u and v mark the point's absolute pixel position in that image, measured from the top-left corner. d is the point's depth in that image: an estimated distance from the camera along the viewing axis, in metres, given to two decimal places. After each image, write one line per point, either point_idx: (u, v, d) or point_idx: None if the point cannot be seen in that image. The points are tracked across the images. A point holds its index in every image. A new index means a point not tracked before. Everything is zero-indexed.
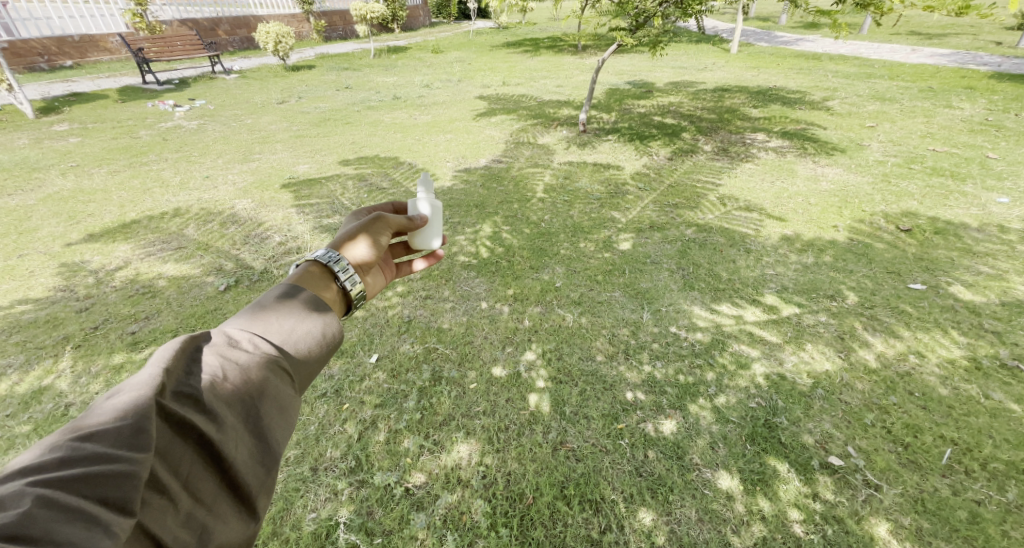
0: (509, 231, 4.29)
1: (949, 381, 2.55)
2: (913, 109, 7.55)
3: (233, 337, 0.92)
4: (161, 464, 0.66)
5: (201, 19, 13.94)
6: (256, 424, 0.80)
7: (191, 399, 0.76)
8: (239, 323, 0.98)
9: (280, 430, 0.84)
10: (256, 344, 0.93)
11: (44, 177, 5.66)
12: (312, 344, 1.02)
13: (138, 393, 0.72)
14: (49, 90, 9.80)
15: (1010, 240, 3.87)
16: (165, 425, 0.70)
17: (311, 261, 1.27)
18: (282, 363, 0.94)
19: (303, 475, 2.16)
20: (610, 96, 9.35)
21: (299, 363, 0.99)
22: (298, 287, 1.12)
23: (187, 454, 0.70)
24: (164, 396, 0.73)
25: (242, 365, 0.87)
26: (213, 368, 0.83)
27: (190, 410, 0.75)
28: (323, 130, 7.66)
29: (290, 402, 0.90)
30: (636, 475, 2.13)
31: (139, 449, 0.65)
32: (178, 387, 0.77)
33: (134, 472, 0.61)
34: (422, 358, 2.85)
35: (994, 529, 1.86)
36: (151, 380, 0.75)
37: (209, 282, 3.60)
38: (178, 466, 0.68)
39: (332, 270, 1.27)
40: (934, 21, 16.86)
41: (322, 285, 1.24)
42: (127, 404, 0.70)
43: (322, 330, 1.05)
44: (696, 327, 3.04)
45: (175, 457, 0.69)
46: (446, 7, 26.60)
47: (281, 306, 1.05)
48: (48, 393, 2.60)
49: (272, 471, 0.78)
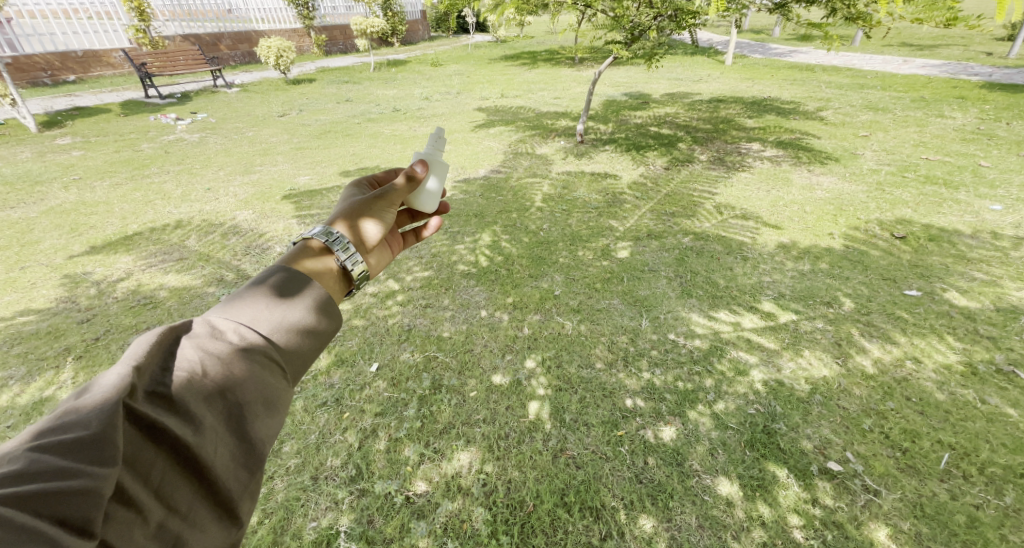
0: (508, 240, 4.33)
1: (946, 386, 2.57)
2: (906, 119, 7.68)
3: (217, 329, 0.94)
4: (129, 474, 0.68)
5: (202, 34, 14.23)
6: (238, 425, 0.83)
7: (165, 400, 0.78)
8: (228, 311, 1.00)
9: (266, 427, 0.87)
10: (241, 335, 0.95)
11: (46, 191, 5.70)
12: (303, 334, 1.04)
13: (107, 395, 0.73)
14: (53, 104, 9.92)
15: (1003, 246, 3.92)
16: (134, 429, 0.72)
17: (307, 238, 1.32)
18: (271, 355, 0.96)
19: (303, 484, 2.16)
20: (608, 107, 9.50)
21: (291, 354, 1.01)
22: (287, 270, 1.14)
23: (158, 462, 0.72)
24: (135, 398, 0.75)
25: (223, 361, 0.89)
26: (191, 365, 0.85)
27: (162, 413, 0.76)
28: (323, 142, 7.75)
29: (279, 397, 0.92)
30: (635, 482, 2.14)
31: (105, 461, 0.66)
32: (151, 388, 0.78)
33: (95, 489, 0.62)
34: (422, 367, 2.87)
35: (993, 533, 1.87)
36: (123, 380, 0.76)
37: (210, 292, 3.63)
38: (149, 473, 0.70)
39: (329, 247, 1.33)
40: (924, 32, 17.19)
41: (323, 262, 1.29)
42: (93, 409, 0.71)
43: (313, 323, 1.07)
44: (694, 334, 3.07)
45: (145, 465, 0.70)
46: (445, 22, 27.11)
47: (269, 294, 1.05)
48: (50, 404, 2.61)
49: (255, 474, 0.81)
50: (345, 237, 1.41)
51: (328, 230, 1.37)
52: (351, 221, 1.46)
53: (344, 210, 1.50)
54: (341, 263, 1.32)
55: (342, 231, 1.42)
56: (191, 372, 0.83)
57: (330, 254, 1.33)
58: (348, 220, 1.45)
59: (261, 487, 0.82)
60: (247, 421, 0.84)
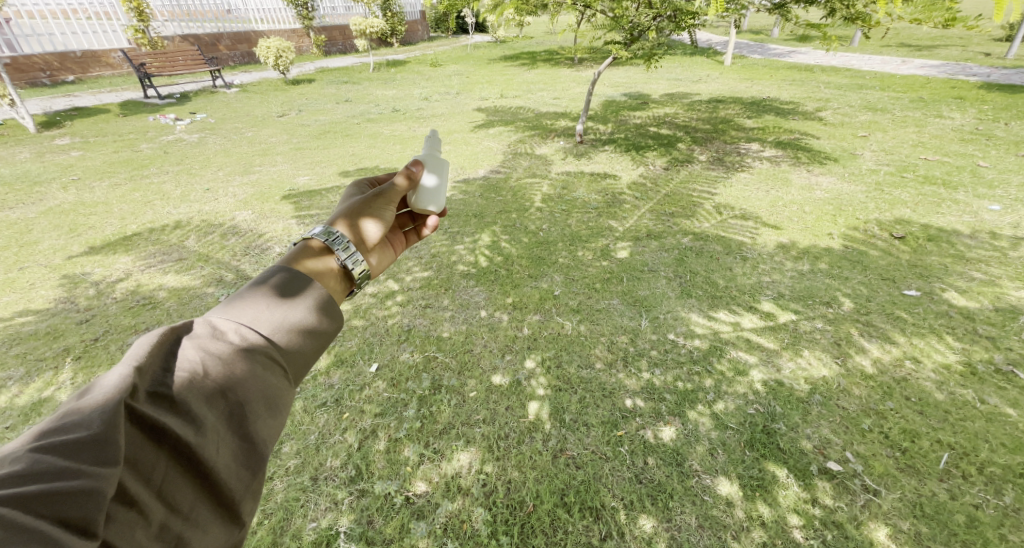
0: (508, 240, 4.33)
1: (945, 386, 2.57)
2: (905, 119, 7.70)
3: (218, 329, 0.94)
4: (130, 475, 0.68)
5: (201, 34, 14.22)
6: (240, 425, 0.83)
7: (166, 400, 0.77)
8: (228, 312, 1.00)
9: (267, 427, 0.87)
10: (242, 335, 0.94)
11: (45, 191, 5.69)
12: (305, 333, 1.04)
13: (108, 396, 0.73)
14: (51, 105, 9.90)
15: (1001, 246, 3.93)
16: (135, 430, 0.72)
17: (307, 237, 1.32)
18: (272, 355, 0.96)
19: (302, 484, 2.16)
20: (607, 107, 9.50)
21: (292, 354, 1.01)
22: (288, 270, 1.13)
23: (160, 462, 0.72)
24: (136, 398, 0.75)
25: (224, 361, 0.88)
26: (192, 365, 0.85)
27: (163, 413, 0.76)
28: (322, 142, 7.74)
29: (281, 396, 0.92)
30: (635, 482, 2.14)
31: (106, 462, 0.66)
32: (152, 388, 0.78)
33: (97, 489, 0.62)
34: (421, 368, 2.86)
35: (993, 532, 1.87)
36: (124, 381, 0.76)
37: (209, 293, 3.62)
38: (151, 474, 0.70)
39: (330, 247, 1.33)
40: (923, 32, 17.23)
41: (323, 262, 1.29)
42: (95, 410, 0.71)
43: (314, 323, 1.06)
44: (694, 334, 3.07)
45: (147, 465, 0.70)
46: (444, 22, 27.09)
47: (270, 294, 1.05)
48: (49, 404, 2.61)
49: (257, 474, 0.81)
50: (346, 237, 1.41)
51: (328, 230, 1.36)
52: (351, 220, 1.46)
53: (344, 210, 1.50)
54: (341, 262, 1.32)
55: (343, 232, 1.42)
56: (192, 372, 0.83)
57: (331, 254, 1.33)
58: (348, 220, 1.46)
59: (262, 487, 0.81)
60: (249, 421, 0.84)
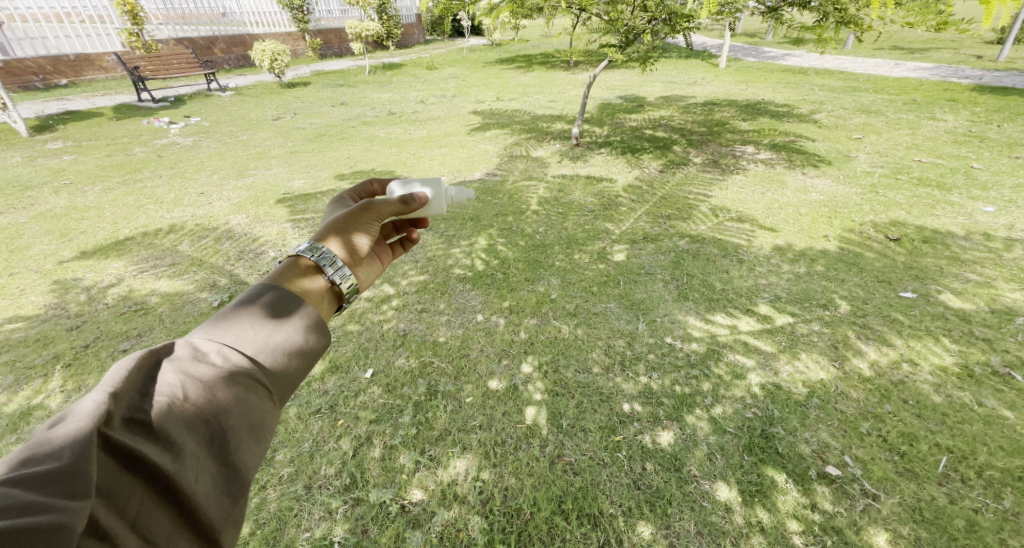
0: (503, 244, 4.31)
1: (942, 389, 2.57)
2: (898, 121, 7.75)
3: (200, 351, 0.92)
4: (104, 506, 0.65)
5: (197, 37, 14.21)
6: (222, 448, 0.81)
7: (142, 426, 0.75)
8: (207, 333, 0.99)
9: (251, 453, 0.85)
10: (225, 356, 0.93)
11: (36, 196, 5.61)
12: (290, 354, 1.03)
13: (81, 424, 0.71)
14: (45, 109, 9.81)
15: (996, 248, 3.94)
16: (109, 459, 0.69)
17: (295, 254, 1.30)
18: (256, 377, 0.94)
19: (296, 493, 2.12)
20: (602, 110, 9.53)
21: (276, 375, 0.99)
22: (277, 288, 1.12)
23: (135, 492, 0.69)
24: (110, 426, 0.72)
25: (205, 383, 0.86)
26: (171, 389, 0.82)
27: (139, 440, 0.74)
28: (317, 145, 7.71)
29: (265, 420, 0.91)
30: (633, 489, 2.11)
31: (78, 494, 0.63)
32: (128, 415, 0.76)
33: (67, 523, 0.58)
34: (417, 373, 2.83)
35: (992, 537, 1.86)
36: (98, 407, 0.74)
37: (202, 298, 3.57)
38: (126, 504, 0.67)
39: (319, 265, 1.32)
40: (915, 35, 17.39)
41: (312, 281, 1.28)
42: (65, 440, 0.68)
43: (298, 342, 1.05)
44: (691, 337, 3.05)
45: (122, 496, 0.67)
46: (439, 28, 27.22)
47: (257, 313, 1.04)
48: (38, 412, 2.55)
49: (238, 501, 0.79)
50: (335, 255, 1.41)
51: (314, 247, 1.35)
52: (341, 238, 1.47)
53: (334, 226, 1.49)
54: (330, 280, 1.32)
55: (332, 250, 1.42)
56: (172, 396, 0.81)
57: (320, 274, 1.32)
58: (339, 236, 1.47)
59: (244, 514, 0.79)
60: (230, 448, 0.82)
